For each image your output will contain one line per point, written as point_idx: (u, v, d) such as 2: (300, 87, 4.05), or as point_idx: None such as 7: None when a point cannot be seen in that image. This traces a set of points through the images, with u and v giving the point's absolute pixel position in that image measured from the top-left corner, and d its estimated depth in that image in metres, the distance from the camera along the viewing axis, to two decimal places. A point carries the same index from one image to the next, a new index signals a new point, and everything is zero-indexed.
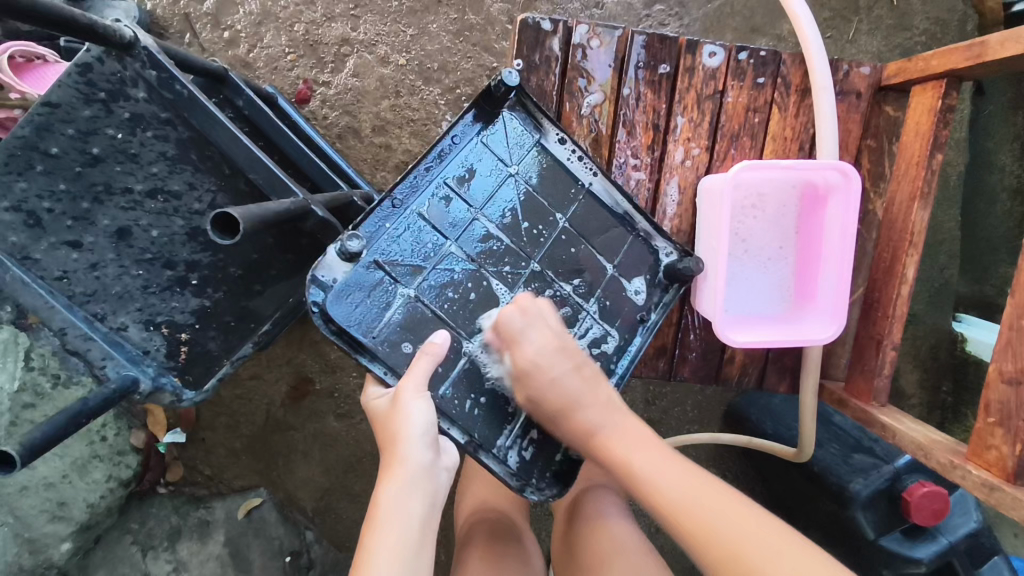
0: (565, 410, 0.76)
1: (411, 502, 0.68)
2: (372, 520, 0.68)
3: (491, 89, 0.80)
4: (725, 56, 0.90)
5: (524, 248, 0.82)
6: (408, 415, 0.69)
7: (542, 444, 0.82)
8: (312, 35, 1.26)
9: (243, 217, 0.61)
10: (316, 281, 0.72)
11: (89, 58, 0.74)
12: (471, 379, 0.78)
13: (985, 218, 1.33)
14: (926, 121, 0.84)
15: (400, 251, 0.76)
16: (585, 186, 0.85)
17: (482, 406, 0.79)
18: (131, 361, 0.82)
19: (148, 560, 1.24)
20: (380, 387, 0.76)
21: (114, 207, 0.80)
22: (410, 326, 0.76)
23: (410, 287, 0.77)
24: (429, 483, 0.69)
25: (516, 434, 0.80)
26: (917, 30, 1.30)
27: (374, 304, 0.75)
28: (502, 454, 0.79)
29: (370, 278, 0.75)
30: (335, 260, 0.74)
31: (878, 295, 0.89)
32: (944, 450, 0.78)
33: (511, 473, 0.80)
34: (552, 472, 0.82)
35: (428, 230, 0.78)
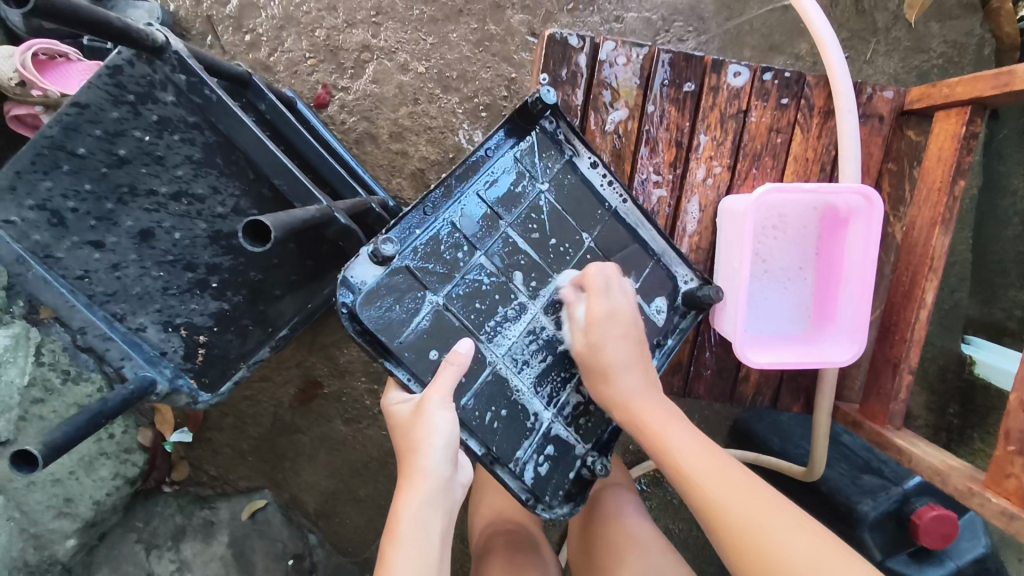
0: (613, 368, 0.76)
1: (429, 516, 0.68)
2: (391, 531, 0.68)
3: (528, 105, 0.80)
4: (749, 76, 0.90)
5: (547, 262, 0.82)
6: (431, 424, 0.69)
7: (557, 461, 0.82)
8: (333, 40, 1.27)
9: (273, 226, 0.62)
10: (348, 283, 0.72)
11: (120, 61, 0.75)
12: (493, 392, 0.78)
13: (996, 241, 1.33)
14: (949, 147, 0.84)
15: (431, 261, 0.77)
16: (614, 208, 0.86)
17: (501, 419, 0.79)
18: (149, 362, 0.83)
19: (153, 559, 1.22)
20: (400, 392, 0.76)
21: (138, 208, 0.81)
22: (435, 333, 0.76)
23: (439, 295, 0.77)
24: (446, 497, 0.70)
25: (533, 448, 0.80)
26: (934, 53, 1.31)
27: (403, 311, 0.75)
28: (519, 468, 0.79)
29: (401, 283, 0.75)
30: (366, 262, 0.73)
31: (896, 319, 0.90)
32: (963, 477, 0.78)
33: (524, 489, 0.79)
34: (564, 491, 0.82)
35: (459, 243, 0.78)
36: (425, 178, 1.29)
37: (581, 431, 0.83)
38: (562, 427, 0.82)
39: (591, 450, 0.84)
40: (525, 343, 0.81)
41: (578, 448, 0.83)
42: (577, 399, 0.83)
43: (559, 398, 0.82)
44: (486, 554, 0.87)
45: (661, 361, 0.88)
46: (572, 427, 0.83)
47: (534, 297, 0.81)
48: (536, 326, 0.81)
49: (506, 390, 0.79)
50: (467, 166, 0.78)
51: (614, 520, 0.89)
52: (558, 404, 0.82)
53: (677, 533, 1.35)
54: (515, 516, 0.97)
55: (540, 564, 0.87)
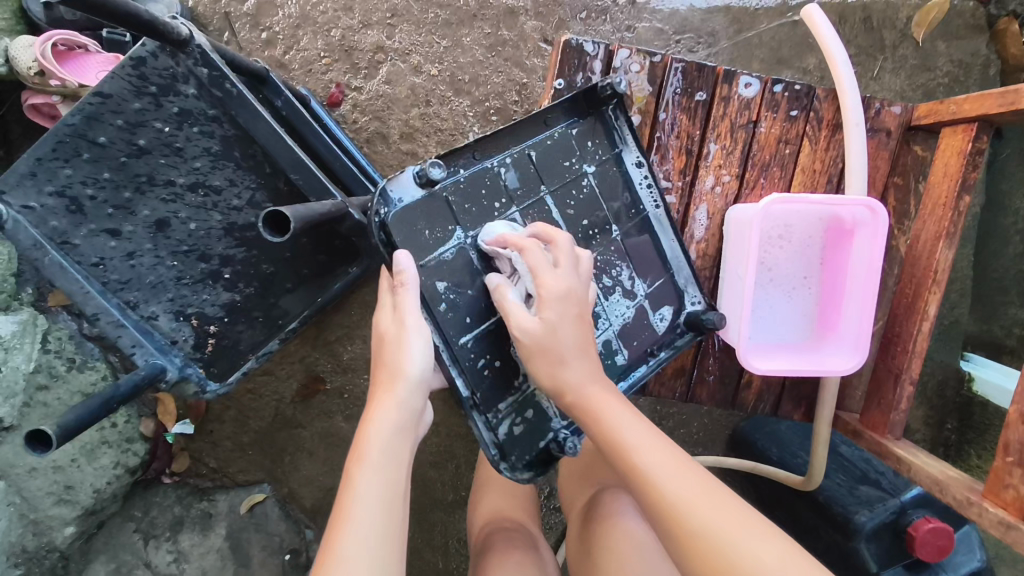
0: (565, 354, 0.69)
1: (399, 442, 0.67)
2: (359, 442, 0.66)
3: (597, 89, 0.84)
4: (760, 87, 0.92)
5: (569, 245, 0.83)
6: (409, 347, 0.70)
7: (533, 426, 0.82)
8: (348, 40, 1.28)
9: (292, 217, 0.66)
10: (388, 195, 0.74)
11: (143, 52, 0.76)
12: (493, 339, 0.80)
13: (996, 259, 1.35)
14: (956, 163, 0.85)
15: (466, 203, 0.79)
16: (646, 212, 0.89)
17: (493, 368, 0.80)
18: (159, 350, 0.84)
19: (149, 549, 1.24)
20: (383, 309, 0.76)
21: (155, 198, 0.82)
22: (454, 270, 0.78)
23: (467, 234, 0.79)
24: (413, 429, 0.70)
25: (513, 406, 0.81)
26: (939, 71, 1.32)
27: (431, 237, 0.77)
28: (496, 419, 0.80)
29: (436, 213, 0.77)
30: (411, 183, 0.75)
31: (899, 330, 0.91)
32: (962, 487, 0.79)
33: (494, 443, 0.80)
34: (530, 456, 0.82)
35: (497, 193, 0.80)
36: None
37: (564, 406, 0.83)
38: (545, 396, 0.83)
39: (565, 425, 0.83)
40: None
41: (555, 421, 0.83)
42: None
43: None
44: (485, 551, 0.88)
45: (649, 369, 0.88)
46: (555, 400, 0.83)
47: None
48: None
49: (505, 341, 0.80)
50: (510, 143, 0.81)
51: (609, 518, 0.90)
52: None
53: None
54: (513, 515, 0.98)
55: (539, 562, 0.88)
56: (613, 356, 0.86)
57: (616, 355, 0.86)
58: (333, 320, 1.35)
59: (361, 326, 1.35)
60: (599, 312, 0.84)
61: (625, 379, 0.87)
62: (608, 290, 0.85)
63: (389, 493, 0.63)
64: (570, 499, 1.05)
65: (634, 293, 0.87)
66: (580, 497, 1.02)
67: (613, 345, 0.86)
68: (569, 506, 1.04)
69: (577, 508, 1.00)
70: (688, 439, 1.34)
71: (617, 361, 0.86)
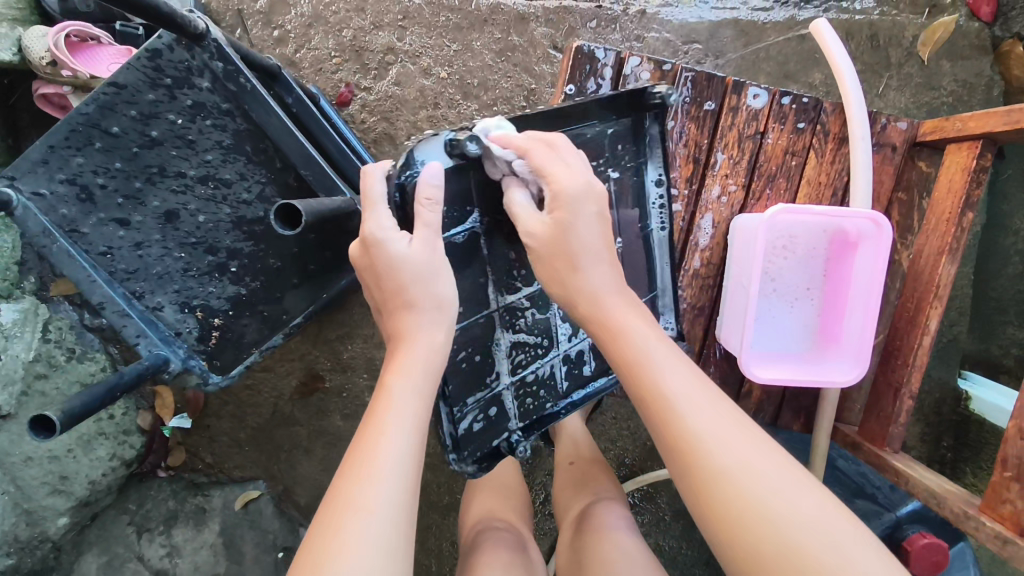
0: (580, 259, 0.64)
1: (423, 382, 0.63)
2: (393, 359, 0.64)
3: (645, 94, 0.78)
4: (768, 99, 0.92)
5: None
6: (440, 289, 0.66)
7: (493, 424, 0.83)
8: (359, 41, 1.29)
9: (305, 211, 0.68)
10: (414, 161, 0.68)
11: (160, 45, 0.77)
12: (471, 335, 0.79)
13: (996, 278, 1.36)
14: (960, 180, 0.86)
15: (491, 185, 0.75)
16: (649, 229, 0.86)
17: (470, 363, 0.80)
18: (163, 341, 0.85)
19: (143, 543, 1.23)
20: (385, 220, 0.65)
21: (165, 189, 0.82)
22: (460, 254, 0.77)
23: (481, 221, 0.77)
24: (436, 363, 0.65)
25: (479, 403, 0.81)
26: (943, 90, 1.34)
27: (448, 215, 0.75)
28: (459, 414, 0.80)
29: (458, 189, 0.74)
30: (440, 150, 0.69)
31: (899, 343, 0.92)
32: (960, 501, 0.79)
33: (453, 437, 0.80)
34: (482, 452, 0.82)
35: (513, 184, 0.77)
36: None
37: (523, 408, 0.85)
38: (510, 396, 0.84)
39: (519, 429, 0.85)
40: (526, 321, 0.83)
41: (512, 423, 0.84)
42: (535, 372, 0.85)
43: (524, 373, 0.84)
44: (474, 548, 0.88)
45: (609, 382, 0.90)
46: (517, 401, 0.85)
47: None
48: (540, 304, 0.84)
49: (489, 337, 0.81)
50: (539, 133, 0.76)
51: (600, 532, 0.90)
52: (521, 374, 0.84)
53: (666, 549, 1.35)
54: (504, 514, 0.98)
55: (527, 565, 0.88)
56: (580, 366, 0.88)
57: (583, 365, 0.88)
58: (333, 318, 1.34)
59: (361, 326, 1.35)
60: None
61: (584, 389, 0.89)
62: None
63: (422, 416, 0.62)
64: (563, 507, 1.04)
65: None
66: (572, 506, 1.02)
67: (585, 355, 0.88)
68: (561, 514, 1.04)
69: (569, 517, 1.00)
70: None
71: (584, 371, 0.88)
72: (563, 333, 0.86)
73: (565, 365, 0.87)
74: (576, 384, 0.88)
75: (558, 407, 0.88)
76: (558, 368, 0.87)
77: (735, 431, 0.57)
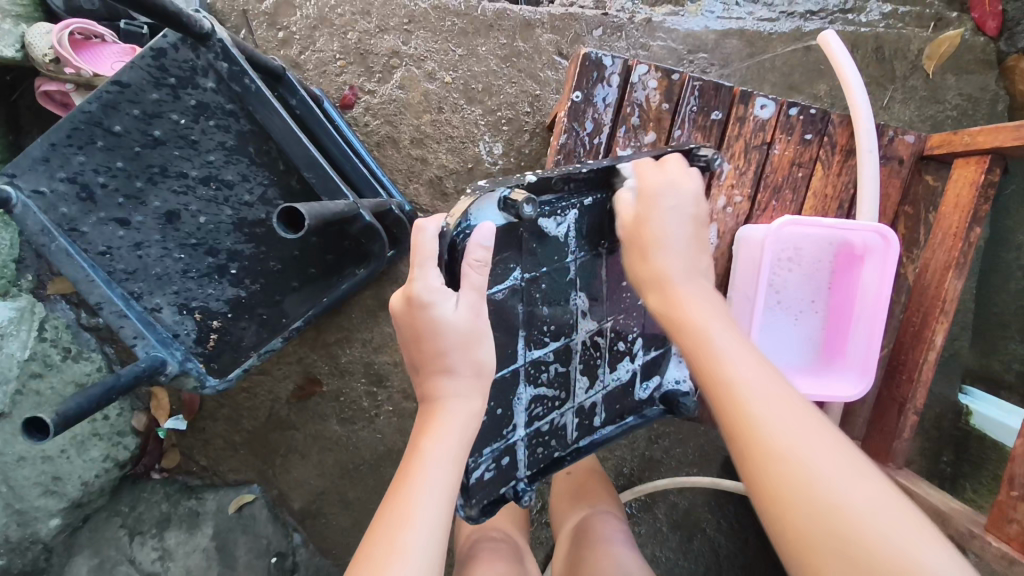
0: (651, 246, 0.72)
1: (455, 448, 0.65)
2: (427, 423, 0.66)
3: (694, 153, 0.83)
4: (775, 109, 0.92)
5: (602, 304, 0.84)
6: (481, 349, 0.67)
7: (503, 472, 0.80)
8: (364, 44, 1.29)
9: (307, 214, 0.66)
10: (469, 218, 0.65)
11: (164, 44, 0.75)
12: (501, 387, 0.77)
13: (998, 293, 1.36)
14: (968, 194, 0.86)
15: (536, 240, 0.74)
16: None
17: (493, 415, 0.77)
18: (161, 343, 0.84)
19: (135, 546, 1.22)
20: (434, 279, 0.63)
21: (166, 189, 0.81)
22: (498, 310, 0.73)
23: (523, 275, 0.74)
24: (469, 429, 0.67)
25: (493, 453, 0.78)
26: (948, 104, 1.33)
27: (494, 270, 0.71)
28: (474, 464, 0.76)
29: (506, 244, 0.71)
30: (494, 206, 0.67)
31: (904, 358, 0.91)
32: (965, 519, 0.78)
33: (465, 487, 0.76)
34: (489, 500, 0.79)
35: (553, 244, 0.76)
36: (442, 186, 1.31)
37: (534, 457, 0.83)
38: (523, 446, 0.82)
39: (527, 476, 0.83)
40: (549, 375, 0.82)
41: (520, 471, 0.82)
42: (549, 422, 0.84)
43: (538, 424, 0.82)
44: (470, 558, 0.88)
45: (613, 430, 0.90)
46: (529, 452, 0.82)
47: (582, 321, 0.83)
48: (563, 358, 0.82)
49: (511, 391, 0.78)
50: (578, 191, 0.76)
51: (599, 544, 0.89)
52: (535, 425, 0.82)
53: (663, 560, 1.34)
54: (501, 525, 0.97)
55: None
56: (590, 417, 0.88)
57: (593, 415, 0.88)
58: (333, 322, 1.33)
59: (360, 330, 1.34)
60: (598, 372, 0.87)
61: (591, 436, 0.88)
62: (614, 365, 0.88)
63: (454, 486, 0.64)
64: (558, 519, 1.03)
65: (634, 355, 0.90)
66: (569, 517, 1.00)
67: (596, 408, 0.88)
68: (557, 525, 1.03)
69: (565, 529, 0.99)
70: (683, 459, 1.33)
71: (594, 422, 0.88)
72: (580, 387, 0.85)
73: (576, 418, 0.86)
74: (585, 433, 0.87)
75: (564, 453, 0.86)
76: (569, 420, 0.86)
77: (791, 412, 0.57)
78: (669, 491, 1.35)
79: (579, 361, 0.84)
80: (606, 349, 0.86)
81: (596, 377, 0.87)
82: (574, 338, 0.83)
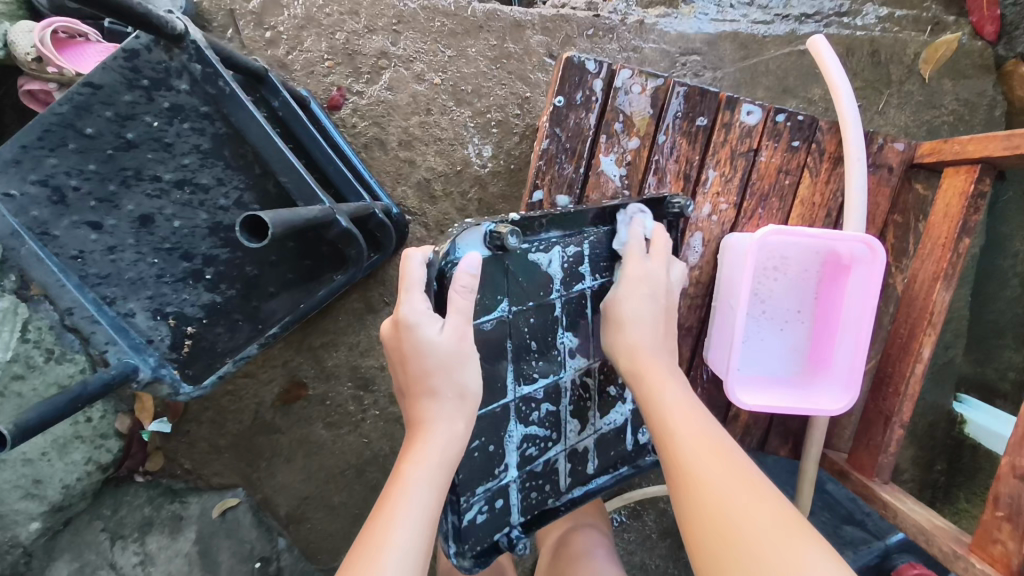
0: (627, 320, 0.77)
1: (435, 470, 0.65)
2: (411, 448, 0.66)
3: (665, 202, 0.86)
4: (762, 115, 0.90)
5: (589, 342, 0.83)
6: (468, 374, 0.68)
7: (496, 516, 0.78)
8: (352, 44, 1.27)
9: (272, 223, 0.63)
10: (455, 248, 0.66)
11: (137, 45, 0.74)
12: (492, 423, 0.75)
13: (993, 300, 1.34)
14: (957, 205, 0.84)
15: (521, 276, 0.73)
16: None
17: (483, 450, 0.75)
18: (134, 348, 0.82)
19: (116, 550, 1.21)
20: (419, 303, 0.65)
21: (140, 192, 0.80)
22: (488, 342, 0.73)
23: (510, 308, 0.74)
24: (451, 452, 0.66)
25: (486, 495, 0.76)
26: (944, 109, 1.32)
27: (479, 302, 0.71)
28: (465, 505, 0.74)
29: (494, 277, 0.71)
30: (479, 239, 0.68)
31: (891, 371, 0.89)
32: (949, 538, 0.76)
33: (456, 530, 0.74)
34: (482, 547, 0.77)
35: (540, 280, 0.75)
36: (431, 189, 1.30)
37: (528, 503, 0.81)
38: (516, 489, 0.79)
39: (520, 524, 0.80)
40: (540, 414, 0.80)
41: (514, 517, 0.80)
42: (542, 464, 0.81)
43: (531, 465, 0.80)
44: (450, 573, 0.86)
45: (608, 479, 0.89)
46: (522, 497, 0.80)
47: (569, 359, 0.81)
48: (553, 396, 0.81)
49: (502, 427, 0.77)
50: (556, 230, 0.76)
51: (580, 560, 0.87)
52: (529, 466, 0.80)
53: (653, 568, 1.32)
54: None
55: None
56: (584, 463, 0.86)
57: (586, 460, 0.86)
58: (319, 325, 1.31)
59: (347, 334, 1.32)
60: (589, 415, 0.85)
61: (584, 485, 0.87)
62: (605, 410, 0.87)
63: (434, 511, 0.63)
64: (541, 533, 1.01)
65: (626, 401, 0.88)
66: (553, 530, 0.99)
67: (588, 453, 0.86)
68: (541, 538, 1.01)
69: (549, 542, 0.98)
70: None
71: (586, 468, 0.86)
72: (571, 429, 0.84)
73: (569, 462, 0.84)
74: (578, 480, 0.85)
75: (558, 503, 0.85)
76: (562, 464, 0.84)
77: (709, 451, 0.65)
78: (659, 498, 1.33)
79: (568, 402, 0.83)
80: (595, 390, 0.85)
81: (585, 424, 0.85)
82: (562, 375, 0.81)
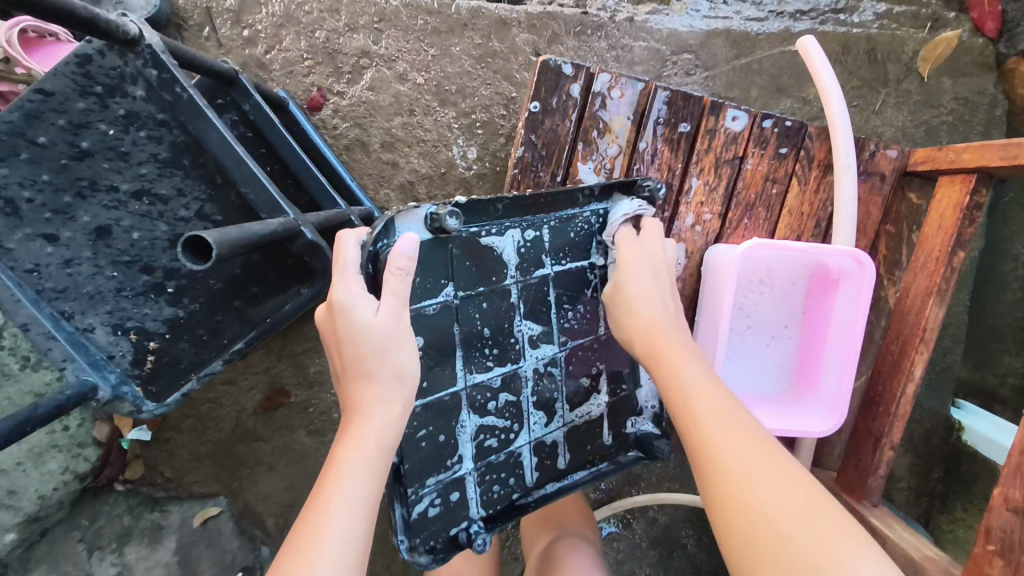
0: (634, 297, 0.72)
1: (372, 456, 0.60)
2: (346, 430, 0.62)
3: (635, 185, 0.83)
4: (748, 121, 0.87)
5: (555, 330, 0.80)
6: (402, 357, 0.65)
7: (451, 511, 0.74)
8: (332, 43, 1.23)
9: (216, 243, 0.58)
10: (392, 228, 0.65)
11: (90, 50, 0.70)
12: (440, 415, 0.72)
13: (993, 305, 1.30)
14: (950, 216, 0.80)
15: (468, 259, 0.72)
16: None
17: (431, 440, 0.72)
18: (93, 366, 0.79)
19: (94, 561, 1.19)
20: (355, 285, 0.62)
21: (97, 204, 0.76)
22: (432, 328, 0.70)
23: (457, 292, 0.71)
24: (387, 435, 0.62)
25: (439, 484, 0.73)
26: (944, 109, 1.27)
27: (418, 286, 0.69)
28: (414, 497, 0.71)
29: (434, 262, 0.70)
30: (416, 223, 0.67)
31: (880, 389, 0.86)
32: (939, 570, 0.73)
33: (405, 522, 0.70)
34: (440, 540, 0.73)
35: (489, 262, 0.73)
36: (414, 192, 1.26)
37: (488, 497, 0.77)
38: (473, 482, 0.76)
39: (481, 518, 0.76)
40: (497, 404, 0.77)
41: (473, 510, 0.76)
42: (504, 456, 0.78)
43: (490, 457, 0.77)
44: None
45: (585, 475, 0.84)
46: (481, 490, 0.76)
47: (530, 348, 0.78)
48: (512, 386, 0.78)
49: (453, 415, 0.74)
50: (512, 214, 0.74)
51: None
52: (487, 458, 0.76)
53: None
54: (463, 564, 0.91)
55: None
56: (553, 457, 0.81)
57: (556, 455, 0.82)
58: (301, 331, 1.29)
59: None
60: (556, 407, 0.81)
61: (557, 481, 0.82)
62: (576, 400, 0.83)
63: (373, 500, 0.60)
64: (528, 542, 0.99)
65: (600, 390, 0.84)
66: (538, 543, 0.96)
67: (557, 446, 0.82)
68: (528, 550, 0.99)
69: (534, 555, 0.95)
70: (662, 475, 1.29)
71: (557, 464, 0.82)
72: (535, 421, 0.80)
73: (535, 455, 0.80)
74: (546, 475, 0.81)
75: (528, 499, 0.80)
76: (527, 456, 0.80)
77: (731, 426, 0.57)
78: (649, 507, 1.30)
79: (530, 393, 0.79)
80: (561, 379, 0.82)
81: (551, 417, 0.81)
82: (521, 364, 0.78)
